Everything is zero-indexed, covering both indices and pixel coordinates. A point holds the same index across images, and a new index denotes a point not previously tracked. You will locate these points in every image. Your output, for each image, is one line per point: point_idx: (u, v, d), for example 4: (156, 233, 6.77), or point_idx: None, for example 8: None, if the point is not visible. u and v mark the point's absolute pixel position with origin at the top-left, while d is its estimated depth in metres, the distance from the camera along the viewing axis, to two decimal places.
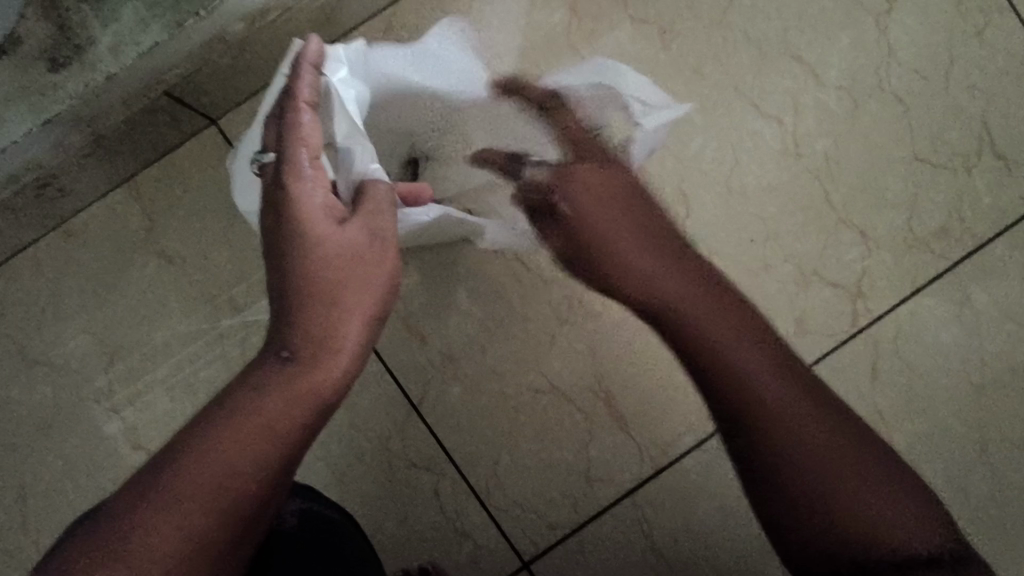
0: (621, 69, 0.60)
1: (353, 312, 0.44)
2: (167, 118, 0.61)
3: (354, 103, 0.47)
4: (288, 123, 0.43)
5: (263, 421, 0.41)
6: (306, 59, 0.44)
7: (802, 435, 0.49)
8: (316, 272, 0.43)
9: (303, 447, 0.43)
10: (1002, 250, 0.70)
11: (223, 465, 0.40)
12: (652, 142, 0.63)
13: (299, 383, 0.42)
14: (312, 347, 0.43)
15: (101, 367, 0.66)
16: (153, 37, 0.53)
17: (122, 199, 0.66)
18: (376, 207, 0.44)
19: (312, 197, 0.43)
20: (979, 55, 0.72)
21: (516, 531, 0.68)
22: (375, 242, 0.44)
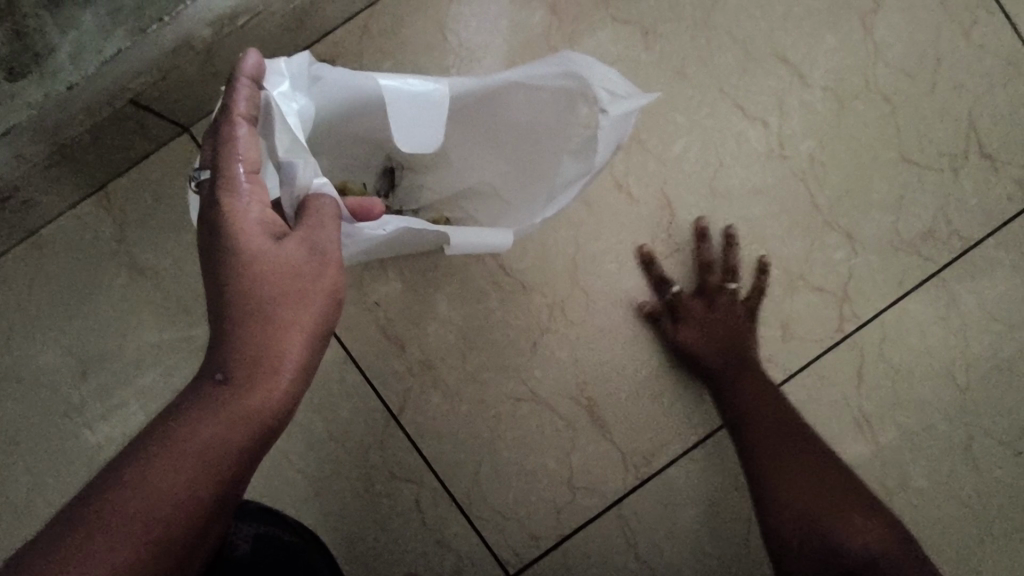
0: (586, 59, 0.51)
1: (294, 330, 0.42)
2: (136, 126, 0.59)
3: (295, 116, 0.47)
4: (223, 137, 0.42)
5: (194, 447, 0.39)
6: (243, 72, 0.42)
7: (787, 453, 0.60)
8: (253, 288, 0.41)
9: (240, 473, 0.41)
10: (989, 252, 0.69)
11: (151, 495, 0.37)
12: (617, 139, 0.51)
13: (236, 406, 0.40)
14: (250, 367, 0.41)
15: (73, 380, 0.65)
16: (116, 44, 0.52)
17: (93, 209, 0.64)
18: (317, 221, 0.43)
19: (247, 211, 0.42)
20: (966, 54, 0.71)
21: (499, 541, 0.67)
22: (315, 256, 0.43)
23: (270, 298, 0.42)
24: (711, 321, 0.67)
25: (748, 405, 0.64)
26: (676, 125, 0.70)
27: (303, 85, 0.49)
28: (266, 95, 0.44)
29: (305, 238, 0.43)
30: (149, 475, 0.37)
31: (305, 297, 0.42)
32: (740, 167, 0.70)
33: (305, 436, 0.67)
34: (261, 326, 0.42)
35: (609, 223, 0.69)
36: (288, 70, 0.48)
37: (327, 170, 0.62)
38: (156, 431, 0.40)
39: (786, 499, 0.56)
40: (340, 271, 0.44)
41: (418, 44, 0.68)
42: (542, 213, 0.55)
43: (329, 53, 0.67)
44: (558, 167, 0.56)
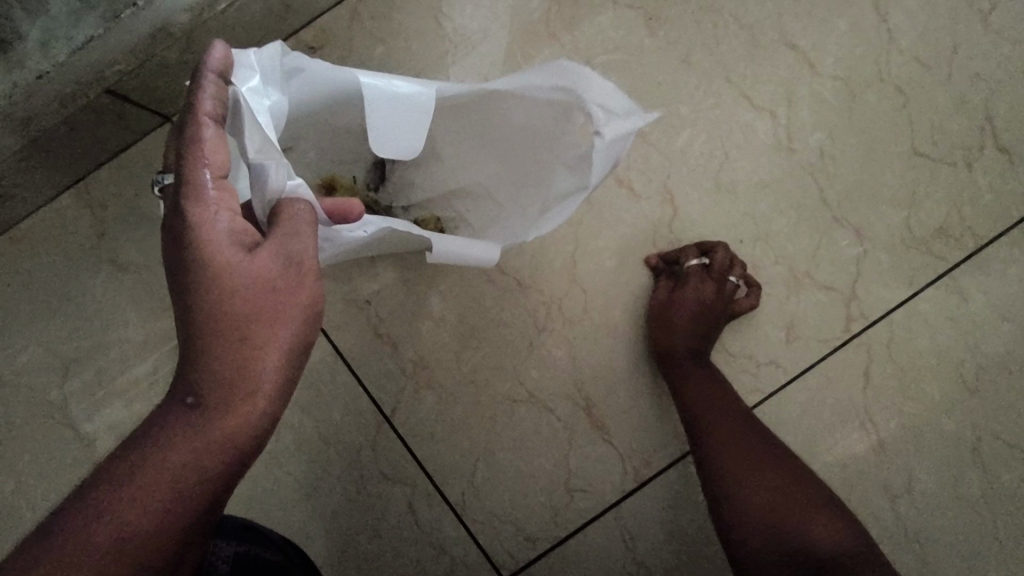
0: (583, 72, 0.49)
1: (268, 350, 0.40)
2: (114, 116, 0.56)
3: (266, 112, 0.42)
4: (187, 139, 0.38)
5: (165, 475, 0.38)
6: (209, 67, 0.39)
7: (750, 450, 0.57)
8: (223, 306, 0.39)
9: (216, 497, 0.40)
10: (1003, 249, 0.67)
11: (117, 530, 0.36)
12: (612, 160, 0.48)
13: (209, 433, 0.39)
14: (222, 390, 0.40)
15: (55, 380, 0.63)
16: (87, 31, 0.50)
17: (73, 202, 0.62)
18: (292, 229, 0.41)
19: (216, 222, 0.39)
20: (983, 42, 0.67)
21: (493, 544, 0.66)
22: (289, 268, 0.40)
23: (241, 315, 0.40)
24: (703, 303, 0.64)
25: (716, 407, 0.60)
26: (679, 116, 0.67)
27: (274, 79, 0.45)
28: (234, 91, 0.41)
29: (279, 249, 0.40)
30: (124, 506, 0.37)
31: (279, 313, 0.40)
32: (746, 160, 0.67)
33: (295, 437, 0.66)
34: (233, 345, 0.40)
35: (608, 219, 0.66)
36: (258, 62, 0.44)
37: (317, 161, 0.59)
38: (126, 459, 0.39)
39: (745, 509, 0.54)
40: (316, 283, 0.41)
41: (410, 30, 0.65)
42: (526, 230, 0.53)
43: (317, 39, 0.64)
44: (550, 180, 0.54)
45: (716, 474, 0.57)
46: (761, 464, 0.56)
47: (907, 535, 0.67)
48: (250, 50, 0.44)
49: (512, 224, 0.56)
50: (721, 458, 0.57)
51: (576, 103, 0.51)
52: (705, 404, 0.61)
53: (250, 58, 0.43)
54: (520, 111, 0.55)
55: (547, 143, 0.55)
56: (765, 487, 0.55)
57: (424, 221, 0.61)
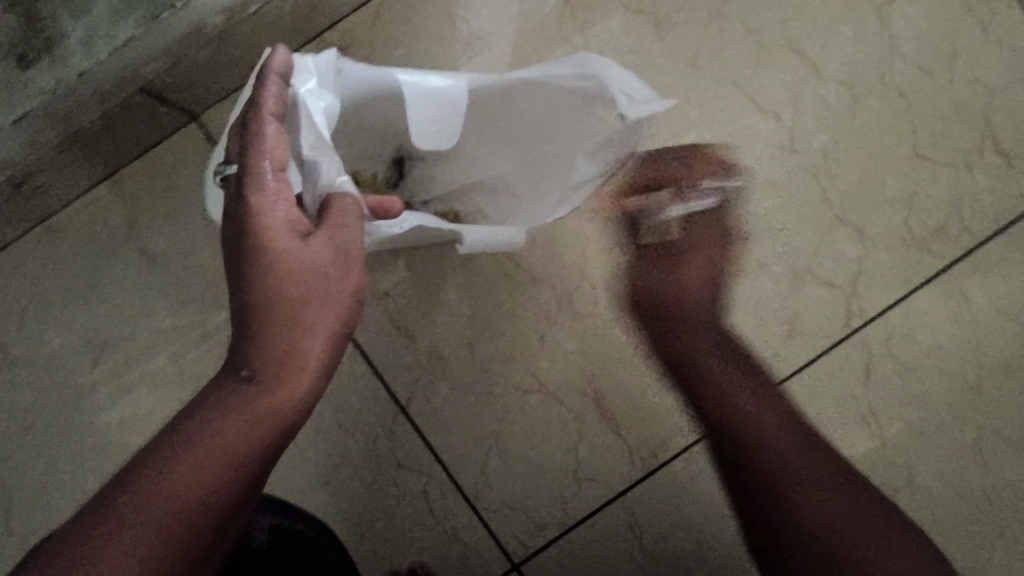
0: (606, 62, 0.53)
1: (316, 330, 0.44)
2: (147, 113, 0.59)
3: (321, 114, 0.46)
4: (251, 133, 0.41)
5: (223, 441, 0.41)
6: (272, 69, 0.42)
7: (768, 430, 0.54)
8: (278, 288, 0.42)
9: (265, 465, 0.43)
10: (1002, 248, 0.69)
11: (178, 491, 0.39)
12: (634, 140, 0.54)
13: (262, 403, 0.42)
14: (274, 365, 0.43)
15: (84, 367, 0.65)
16: (127, 30, 0.52)
17: (105, 196, 0.64)
18: (341, 220, 0.44)
19: (274, 211, 0.42)
20: (983, 49, 0.70)
21: (504, 531, 0.68)
22: (339, 256, 0.44)
23: (294, 297, 0.43)
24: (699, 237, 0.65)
25: (715, 374, 0.60)
26: (687, 117, 0.69)
27: (330, 82, 0.49)
28: (295, 93, 0.45)
29: (331, 239, 0.43)
30: (183, 471, 0.40)
31: (328, 296, 0.44)
32: (751, 161, 0.69)
33: (314, 425, 0.68)
34: (285, 325, 0.43)
35: (618, 216, 0.69)
36: (315, 66, 0.47)
37: (340, 158, 0.62)
38: (184, 427, 0.41)
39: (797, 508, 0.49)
40: (361, 272, 0.45)
41: (429, 32, 0.67)
42: (550, 212, 0.57)
43: (340, 40, 0.66)
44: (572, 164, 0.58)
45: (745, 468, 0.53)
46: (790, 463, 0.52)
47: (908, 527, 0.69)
48: (308, 56, 0.47)
49: (535, 204, 0.59)
50: (747, 444, 0.54)
51: (596, 92, 0.55)
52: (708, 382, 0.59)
53: (307, 63, 0.47)
54: (542, 101, 0.58)
55: (569, 130, 0.59)
56: (804, 478, 0.51)
57: (443, 215, 0.63)
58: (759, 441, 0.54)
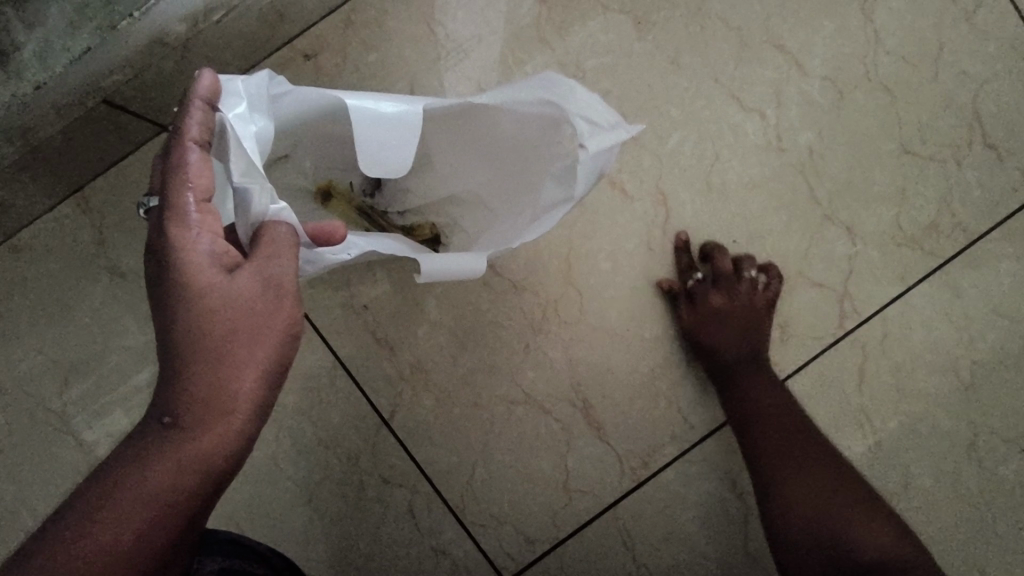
0: (570, 86, 0.50)
1: (245, 371, 0.40)
2: (111, 126, 0.57)
3: (253, 139, 0.42)
4: (172, 162, 0.39)
5: (143, 493, 0.38)
6: (197, 95, 0.39)
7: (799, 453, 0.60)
8: (202, 327, 0.40)
9: (192, 517, 0.40)
10: (994, 245, 0.68)
11: (94, 546, 0.37)
12: (597, 171, 0.49)
13: (186, 452, 0.39)
14: (198, 410, 0.40)
15: (55, 388, 0.63)
16: (84, 41, 0.49)
17: (71, 212, 0.62)
18: (273, 251, 0.41)
19: (197, 243, 0.39)
20: (969, 42, 0.68)
21: (494, 546, 0.66)
22: (269, 289, 0.41)
23: (220, 336, 0.40)
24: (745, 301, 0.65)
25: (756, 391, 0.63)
26: (670, 118, 0.68)
27: (265, 106, 0.44)
28: (222, 119, 0.41)
29: (259, 271, 0.40)
30: (100, 527, 0.37)
31: (258, 334, 0.40)
32: (736, 161, 0.68)
33: (294, 441, 0.66)
34: (210, 365, 0.40)
35: (601, 221, 0.67)
36: (246, 89, 0.43)
37: (312, 169, 0.60)
38: (106, 477, 0.39)
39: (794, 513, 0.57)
40: (295, 305, 0.42)
41: (403, 37, 0.66)
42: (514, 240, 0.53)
43: (311, 47, 0.65)
44: (538, 188, 0.54)
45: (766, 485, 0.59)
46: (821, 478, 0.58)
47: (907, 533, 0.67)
48: (238, 78, 0.43)
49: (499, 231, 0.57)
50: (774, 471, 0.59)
51: (557, 116, 0.52)
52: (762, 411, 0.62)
53: (238, 85, 0.43)
54: (505, 124, 0.55)
55: (534, 154, 0.55)
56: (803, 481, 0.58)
57: (418, 228, 0.62)
58: (788, 472, 0.59)
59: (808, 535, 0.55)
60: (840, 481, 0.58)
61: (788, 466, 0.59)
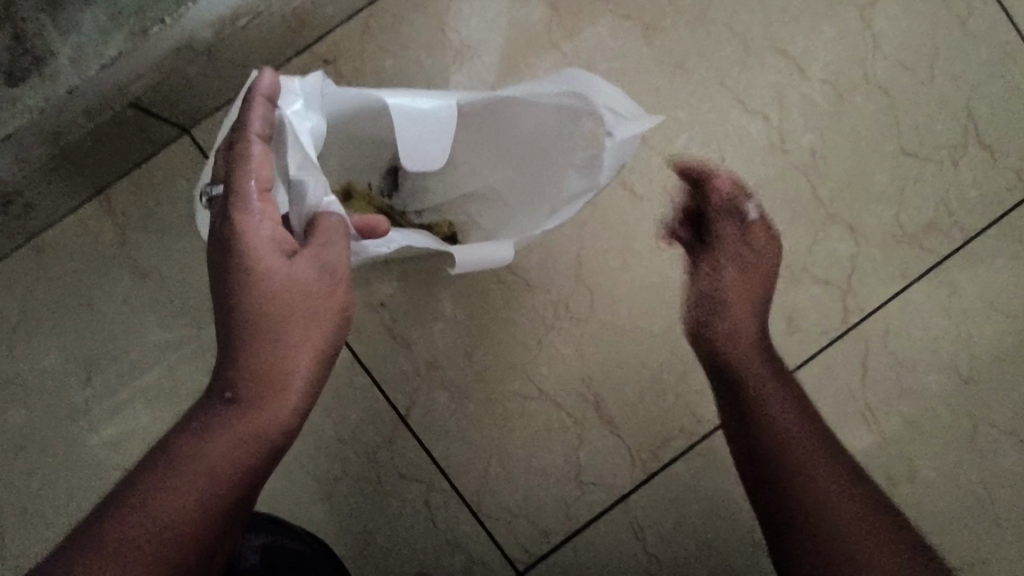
0: (592, 78, 0.53)
1: (301, 351, 0.43)
2: (137, 129, 0.59)
3: (309, 135, 0.45)
4: (237, 154, 0.41)
5: (207, 462, 0.41)
6: (259, 91, 0.42)
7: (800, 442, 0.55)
8: (263, 309, 0.42)
9: (249, 489, 0.43)
10: (990, 242, 0.70)
11: (165, 510, 0.40)
12: (622, 158, 0.51)
13: (246, 425, 0.42)
14: (257, 387, 0.42)
15: (77, 386, 0.64)
16: (116, 47, 0.50)
17: (95, 213, 0.64)
18: (327, 239, 0.43)
19: (259, 229, 0.41)
20: (963, 46, 0.71)
21: (508, 539, 0.67)
22: (325, 275, 0.43)
23: (279, 317, 0.42)
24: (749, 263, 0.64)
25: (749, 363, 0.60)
26: (677, 120, 0.70)
27: (318, 103, 0.47)
28: (282, 115, 0.44)
29: (316, 258, 0.43)
30: (167, 494, 0.40)
31: (313, 316, 0.43)
32: (741, 161, 0.70)
33: (313, 437, 0.67)
34: (269, 344, 0.42)
35: (611, 220, 0.69)
36: (302, 88, 0.46)
37: (333, 170, 0.62)
38: (172, 448, 0.42)
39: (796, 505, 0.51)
40: (347, 291, 0.44)
41: (419, 42, 0.68)
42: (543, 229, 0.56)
43: (330, 52, 0.67)
44: (563, 181, 0.56)
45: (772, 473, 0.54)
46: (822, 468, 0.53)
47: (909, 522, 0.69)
48: (295, 78, 0.46)
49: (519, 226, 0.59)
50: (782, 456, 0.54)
51: (581, 108, 0.54)
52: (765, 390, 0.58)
53: (294, 85, 0.46)
54: (527, 117, 0.58)
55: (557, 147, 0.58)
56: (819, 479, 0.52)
57: (437, 226, 0.64)
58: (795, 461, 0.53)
59: (816, 536, 0.50)
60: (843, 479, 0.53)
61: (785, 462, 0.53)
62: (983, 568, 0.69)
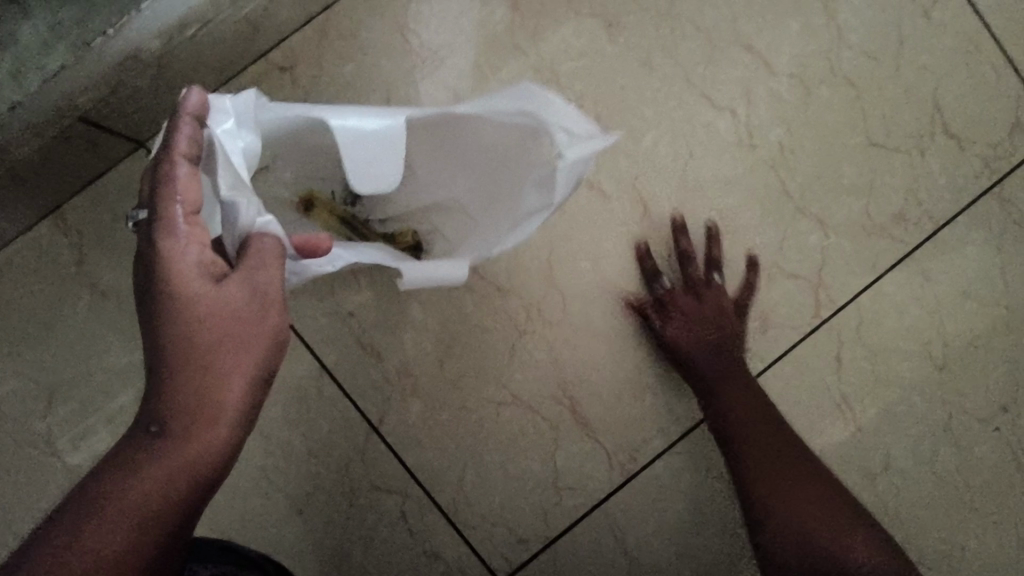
0: (548, 96, 0.51)
1: (233, 378, 0.42)
2: (88, 143, 0.57)
3: (240, 155, 0.44)
4: (161, 175, 0.40)
5: (132, 501, 0.39)
6: (186, 111, 0.41)
7: (776, 455, 0.60)
8: (191, 337, 0.41)
9: (181, 525, 0.41)
10: (958, 231, 0.70)
11: (83, 556, 0.37)
12: (577, 177, 0.51)
13: (174, 460, 0.40)
14: (187, 418, 0.41)
15: (39, 411, 0.62)
16: (58, 59, 0.49)
17: (50, 232, 0.62)
18: (259, 261, 0.42)
19: (186, 255, 0.40)
20: (927, 36, 0.71)
21: (487, 547, 0.66)
22: (256, 298, 0.42)
23: (209, 344, 0.41)
24: (703, 312, 0.67)
25: (739, 405, 0.64)
26: (643, 118, 0.69)
27: (251, 120, 0.46)
28: (211, 135, 0.43)
29: (246, 281, 0.42)
30: (83, 541, 0.38)
31: (245, 341, 0.42)
32: (710, 157, 0.69)
33: (284, 452, 0.66)
34: (198, 373, 0.41)
35: (580, 221, 0.68)
36: (233, 106, 0.45)
37: (291, 179, 0.61)
38: (96, 485, 0.40)
39: (783, 532, 0.54)
40: (282, 314, 0.43)
41: (378, 47, 0.66)
42: (507, 244, 0.53)
43: (288, 59, 0.65)
44: (518, 196, 0.56)
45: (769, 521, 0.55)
46: (805, 490, 0.56)
47: (887, 513, 0.69)
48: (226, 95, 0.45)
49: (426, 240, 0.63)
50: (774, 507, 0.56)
51: (535, 129, 0.53)
52: (734, 422, 0.63)
53: (225, 103, 0.45)
54: (471, 135, 0.57)
55: (504, 165, 0.57)
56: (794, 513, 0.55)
57: (401, 236, 0.62)
58: (778, 494, 0.57)
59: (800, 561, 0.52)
60: (793, 483, 0.57)
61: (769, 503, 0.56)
62: (963, 556, 0.69)
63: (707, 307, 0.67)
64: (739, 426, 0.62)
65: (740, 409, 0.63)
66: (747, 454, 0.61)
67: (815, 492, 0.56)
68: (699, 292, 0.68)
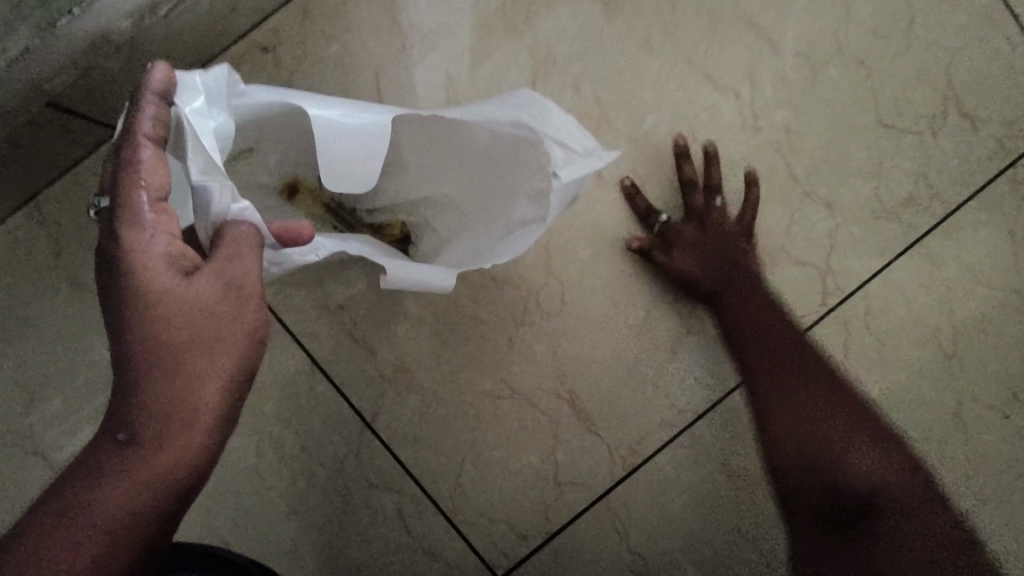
0: (546, 108, 0.51)
1: (207, 380, 0.40)
2: (61, 130, 0.54)
3: (212, 136, 0.41)
4: (124, 159, 0.37)
5: (103, 511, 0.38)
6: (150, 88, 0.38)
7: (799, 373, 0.59)
8: (160, 336, 0.38)
9: (158, 531, 0.40)
10: (971, 215, 0.68)
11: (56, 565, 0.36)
12: (569, 197, 0.52)
13: (146, 467, 0.38)
14: (158, 423, 0.39)
15: (18, 410, 0.60)
16: (22, 41, 0.46)
17: (25, 225, 0.60)
18: (233, 252, 0.40)
19: (152, 246, 0.38)
20: (939, 11, 0.68)
21: (486, 545, 0.65)
22: (231, 291, 0.40)
23: (180, 343, 0.39)
24: (705, 237, 0.66)
25: (748, 322, 0.63)
26: (644, 100, 0.66)
27: (224, 99, 0.43)
28: (178, 113, 0.39)
29: (219, 274, 0.39)
30: (52, 554, 0.37)
31: (219, 338, 0.40)
32: (713, 141, 0.67)
33: (276, 450, 0.64)
34: (168, 375, 0.39)
35: (579, 208, 0.66)
36: (203, 83, 0.42)
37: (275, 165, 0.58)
38: (63, 495, 0.38)
39: (790, 444, 0.57)
40: (258, 308, 0.41)
41: (364, 28, 0.63)
42: (500, 257, 0.51)
43: (270, 41, 0.62)
44: (506, 206, 0.54)
45: (782, 445, 0.57)
46: (827, 410, 0.57)
47: None
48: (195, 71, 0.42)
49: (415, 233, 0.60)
50: (786, 434, 0.57)
51: (526, 142, 0.52)
52: (744, 333, 0.63)
53: (194, 80, 0.41)
54: (458, 138, 0.55)
55: (490, 172, 0.56)
56: (810, 425, 0.56)
57: (389, 227, 0.60)
58: (799, 415, 0.57)
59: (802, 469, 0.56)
60: (823, 408, 0.57)
61: (786, 433, 0.57)
62: None
63: (712, 225, 0.66)
64: (748, 346, 0.62)
65: (753, 328, 0.63)
66: (761, 370, 0.61)
67: (838, 417, 0.56)
68: (704, 220, 0.66)
